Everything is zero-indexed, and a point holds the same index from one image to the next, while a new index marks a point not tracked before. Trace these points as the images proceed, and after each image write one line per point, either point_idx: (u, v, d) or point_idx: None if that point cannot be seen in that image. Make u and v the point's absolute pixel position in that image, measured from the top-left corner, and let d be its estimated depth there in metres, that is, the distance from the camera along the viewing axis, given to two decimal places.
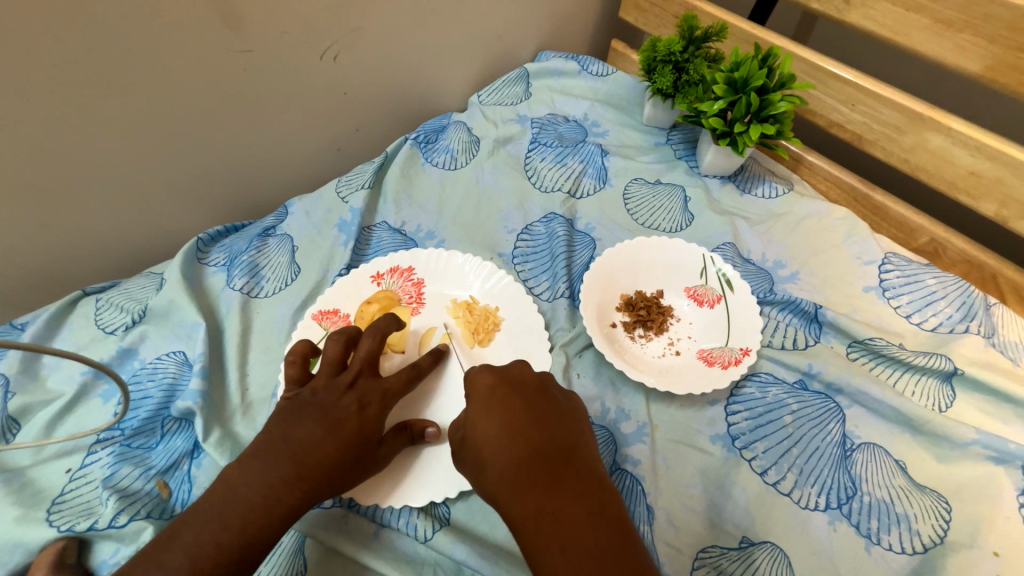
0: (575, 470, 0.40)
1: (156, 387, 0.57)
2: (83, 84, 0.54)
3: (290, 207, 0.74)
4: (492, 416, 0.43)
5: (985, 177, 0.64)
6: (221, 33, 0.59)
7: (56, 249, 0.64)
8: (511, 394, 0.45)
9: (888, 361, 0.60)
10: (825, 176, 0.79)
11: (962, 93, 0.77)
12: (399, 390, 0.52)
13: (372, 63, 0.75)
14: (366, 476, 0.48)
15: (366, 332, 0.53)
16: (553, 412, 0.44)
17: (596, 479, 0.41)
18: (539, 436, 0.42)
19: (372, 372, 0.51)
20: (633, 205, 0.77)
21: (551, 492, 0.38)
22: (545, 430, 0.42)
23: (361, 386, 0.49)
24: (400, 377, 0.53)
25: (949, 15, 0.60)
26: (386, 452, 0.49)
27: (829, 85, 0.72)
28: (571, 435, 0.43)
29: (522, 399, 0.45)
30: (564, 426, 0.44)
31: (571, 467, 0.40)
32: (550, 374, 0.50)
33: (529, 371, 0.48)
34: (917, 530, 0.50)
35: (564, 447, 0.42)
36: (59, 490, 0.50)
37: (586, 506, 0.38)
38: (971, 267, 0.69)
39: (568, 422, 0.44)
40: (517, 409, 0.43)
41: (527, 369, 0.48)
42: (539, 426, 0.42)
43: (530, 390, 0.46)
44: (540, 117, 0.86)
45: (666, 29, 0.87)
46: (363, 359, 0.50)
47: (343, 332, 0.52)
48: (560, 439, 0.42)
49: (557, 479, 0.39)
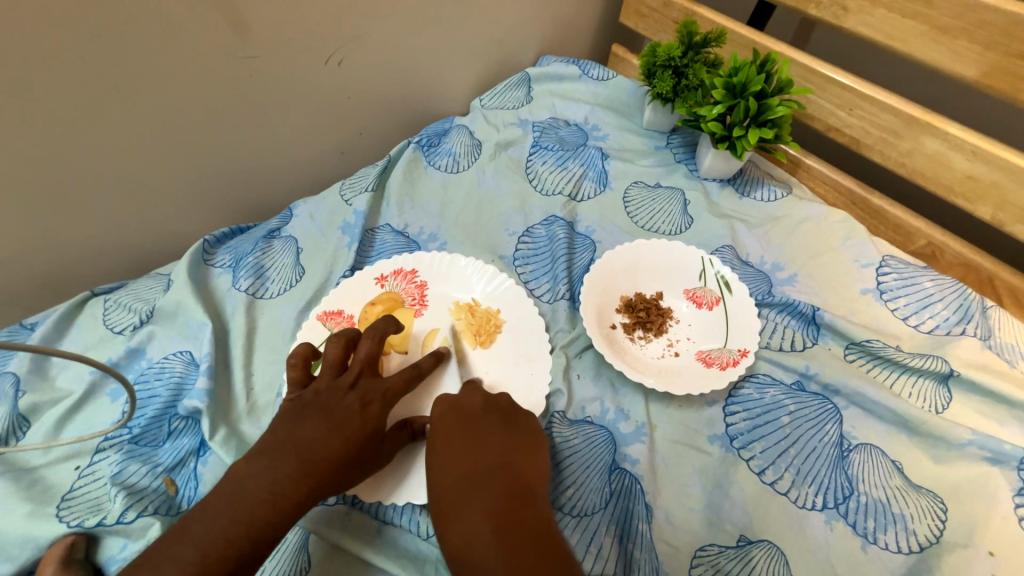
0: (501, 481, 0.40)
1: (163, 386, 0.58)
2: (93, 89, 0.55)
3: (294, 210, 0.75)
4: (435, 442, 0.46)
5: (981, 181, 0.64)
6: (227, 38, 0.60)
7: (66, 250, 0.65)
8: (455, 420, 0.47)
9: (885, 363, 0.61)
10: (823, 179, 0.79)
11: (959, 98, 0.77)
12: (401, 389, 0.53)
13: (376, 68, 0.76)
14: (371, 471, 0.49)
15: (366, 333, 0.54)
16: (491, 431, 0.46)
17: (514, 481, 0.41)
18: (467, 450, 0.43)
19: (373, 372, 0.52)
20: (633, 208, 0.78)
21: (472, 503, 0.39)
22: (475, 443, 0.44)
23: (363, 385, 0.50)
24: (401, 376, 0.53)
25: (944, 22, 0.61)
26: (388, 449, 0.50)
27: (827, 90, 0.73)
28: (506, 450, 0.44)
29: (463, 420, 0.47)
30: (501, 444, 0.44)
31: (496, 477, 0.41)
32: (504, 397, 0.52)
33: (477, 396, 0.50)
34: (912, 529, 0.50)
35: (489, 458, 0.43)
36: (68, 487, 0.51)
37: (490, 510, 0.38)
38: (968, 271, 0.70)
39: (509, 438, 0.46)
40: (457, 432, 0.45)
41: (475, 394, 0.50)
42: (468, 440, 0.44)
43: (474, 414, 0.47)
44: (541, 121, 0.88)
45: (666, 34, 0.88)
46: (363, 361, 0.51)
47: (342, 335, 0.53)
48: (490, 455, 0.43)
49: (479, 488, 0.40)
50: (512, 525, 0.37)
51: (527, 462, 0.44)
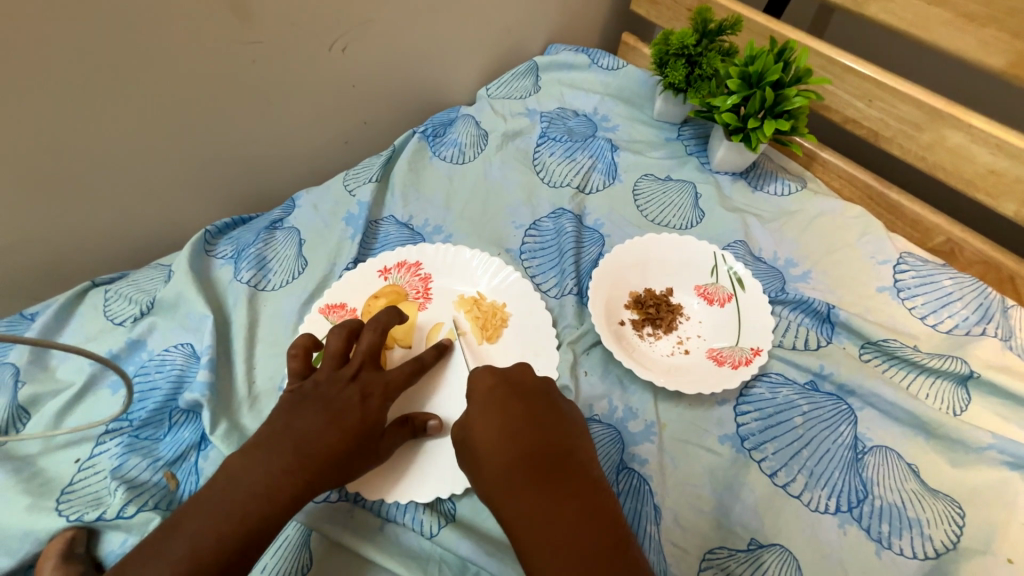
0: (574, 476, 0.39)
1: (163, 378, 0.57)
2: (92, 75, 0.54)
3: (297, 201, 0.74)
4: (491, 419, 0.42)
5: (1006, 176, 0.62)
6: (229, 24, 0.59)
7: (65, 240, 0.64)
8: (511, 397, 0.44)
9: (902, 363, 0.59)
10: (839, 173, 0.77)
11: (982, 90, 0.75)
12: (402, 382, 0.51)
13: (381, 55, 0.74)
14: (369, 467, 0.48)
15: (367, 324, 0.53)
16: (552, 415, 0.43)
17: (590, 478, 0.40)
18: (534, 438, 0.41)
19: (375, 365, 0.51)
20: (643, 201, 0.76)
21: (547, 498, 0.37)
22: (541, 431, 0.42)
23: (363, 377, 0.49)
24: (403, 370, 0.52)
25: (972, 9, 0.59)
26: (388, 445, 0.49)
27: (846, 80, 0.70)
28: (568, 437, 0.42)
29: (520, 401, 0.44)
30: (563, 429, 0.43)
31: (568, 471, 0.39)
32: (551, 378, 0.49)
33: (530, 373, 0.47)
34: (929, 534, 0.49)
35: (559, 449, 0.41)
36: (68, 480, 0.50)
37: (577, 508, 0.37)
38: (988, 269, 0.68)
39: (567, 423, 0.44)
40: (517, 413, 0.43)
41: (527, 372, 0.47)
42: (534, 426, 0.42)
43: (531, 393, 0.45)
44: (549, 111, 0.86)
45: (679, 22, 0.86)
46: (365, 353, 0.50)
47: (345, 326, 0.51)
48: (555, 442, 0.41)
49: (553, 481, 0.38)
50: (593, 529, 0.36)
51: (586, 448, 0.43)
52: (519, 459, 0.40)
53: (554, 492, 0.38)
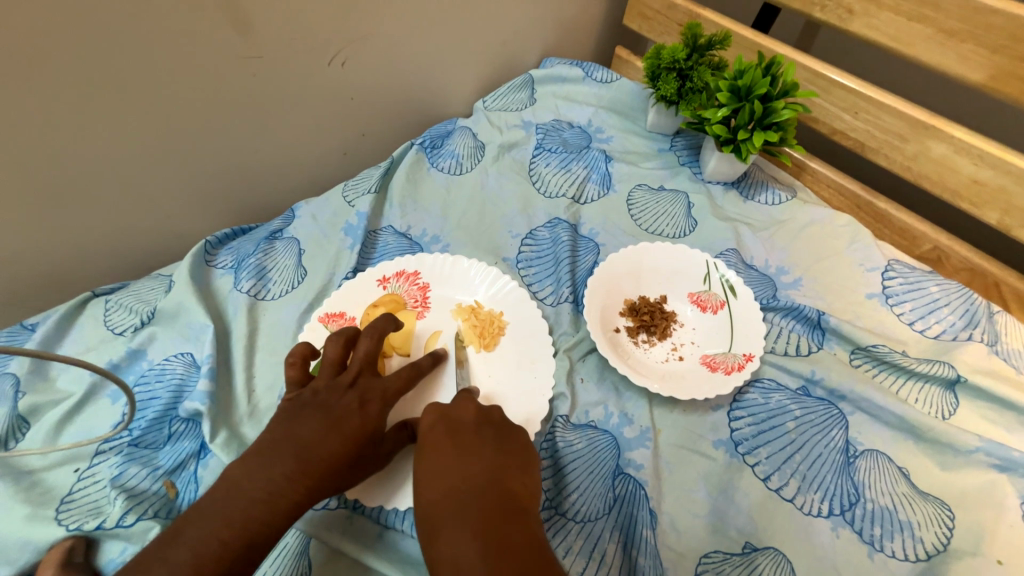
0: (498, 499, 0.39)
1: (163, 388, 0.57)
2: (99, 87, 0.55)
3: (296, 211, 0.75)
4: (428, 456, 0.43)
5: (988, 185, 0.64)
6: (231, 39, 0.60)
7: (67, 250, 0.65)
8: (446, 434, 0.45)
9: (891, 368, 0.61)
10: (828, 183, 0.79)
11: (964, 102, 0.77)
12: (401, 389, 0.52)
13: (380, 69, 0.76)
14: (371, 472, 0.49)
15: (365, 332, 0.53)
16: (491, 449, 0.44)
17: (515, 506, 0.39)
18: (463, 473, 0.41)
19: (373, 372, 0.51)
20: (637, 211, 0.78)
21: (466, 529, 0.36)
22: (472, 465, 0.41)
23: (362, 384, 0.50)
24: (401, 375, 0.53)
25: (951, 25, 0.61)
26: (387, 450, 0.50)
27: (832, 93, 0.72)
28: (498, 468, 0.42)
29: (456, 436, 0.45)
30: (500, 461, 0.43)
31: (493, 495, 0.39)
32: (497, 409, 0.50)
33: (470, 407, 0.49)
34: (919, 536, 0.50)
35: (487, 480, 0.40)
36: (68, 489, 0.50)
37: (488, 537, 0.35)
38: (974, 276, 0.69)
39: (503, 451, 0.44)
40: (449, 448, 0.43)
41: (468, 405, 0.49)
42: (466, 461, 0.42)
43: (467, 428, 0.46)
44: (544, 123, 0.87)
45: (670, 37, 0.88)
46: (362, 360, 0.51)
47: (342, 334, 0.52)
48: (484, 474, 0.41)
49: (476, 508, 0.38)
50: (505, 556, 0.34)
51: (520, 476, 0.43)
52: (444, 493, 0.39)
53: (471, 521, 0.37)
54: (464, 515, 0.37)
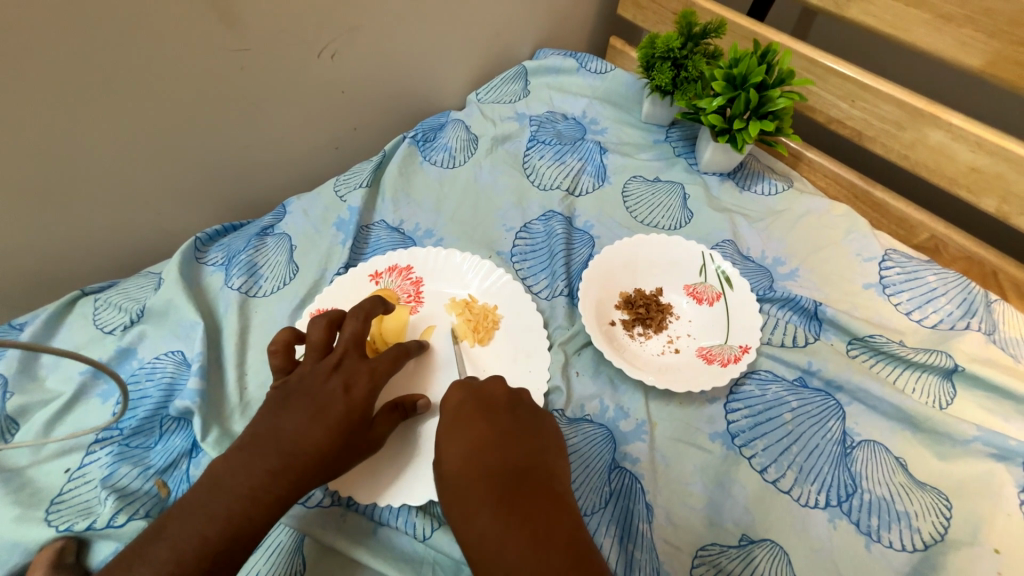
0: (537, 487, 0.39)
1: (154, 387, 0.57)
2: (83, 82, 0.54)
3: (287, 206, 0.74)
4: (457, 437, 0.43)
5: (986, 173, 0.63)
6: (217, 31, 0.59)
7: (54, 249, 0.64)
8: (476, 414, 0.45)
9: (889, 358, 0.60)
10: (825, 172, 0.78)
11: (962, 89, 0.76)
12: (389, 369, 0.51)
13: (371, 62, 0.74)
14: (364, 457, 0.48)
15: (350, 313, 0.52)
16: (523, 431, 0.43)
17: (552, 496, 0.39)
18: (497, 459, 0.40)
19: (360, 352, 0.50)
20: (632, 203, 0.77)
21: (501, 515, 0.37)
22: (505, 451, 0.41)
23: (347, 366, 0.48)
24: (388, 355, 0.52)
25: (949, 10, 0.60)
26: (378, 434, 0.49)
27: (828, 81, 0.71)
28: (532, 455, 0.42)
29: (487, 419, 0.44)
30: (532, 445, 0.43)
31: (530, 483, 0.39)
32: (525, 390, 0.49)
33: (501, 389, 0.48)
34: (917, 527, 0.49)
35: (523, 466, 0.40)
36: (58, 490, 0.50)
37: (527, 530, 0.36)
38: (971, 264, 0.69)
39: (535, 440, 0.43)
40: (480, 429, 0.43)
41: (501, 385, 0.48)
42: (499, 448, 0.41)
43: (498, 408, 0.45)
44: (538, 115, 0.86)
45: (665, 26, 0.87)
46: (348, 339, 0.49)
47: (325, 315, 0.51)
48: (517, 458, 0.41)
49: (513, 498, 0.38)
50: (548, 545, 0.35)
51: (555, 464, 0.42)
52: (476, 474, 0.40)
53: (510, 507, 0.37)
54: (501, 505, 0.37)
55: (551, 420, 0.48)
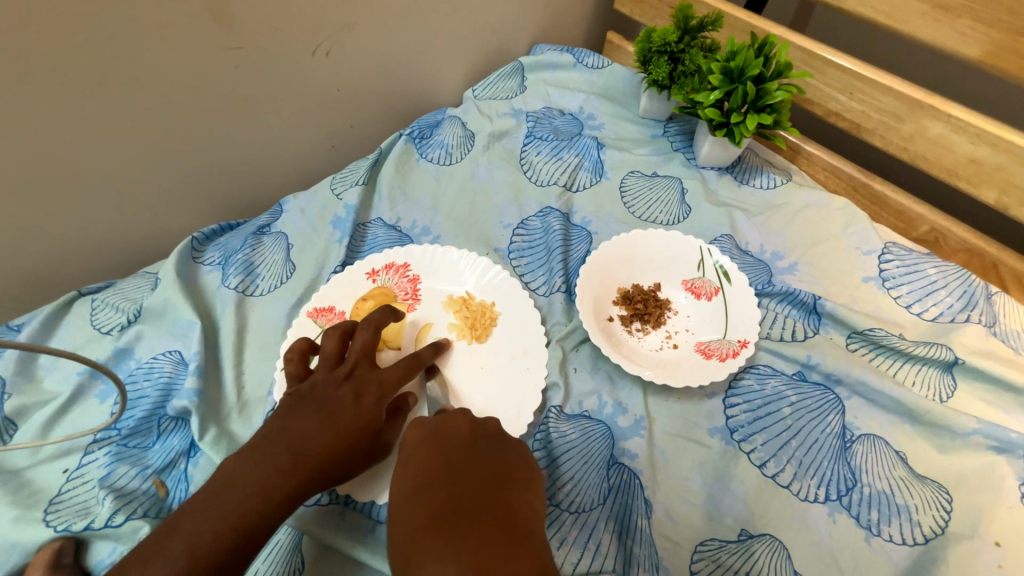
0: (493, 527, 0.33)
1: (151, 386, 0.56)
2: (78, 83, 0.54)
3: (284, 205, 0.73)
4: (408, 476, 0.38)
5: (985, 164, 0.63)
6: (212, 30, 0.59)
7: (51, 249, 0.64)
8: (431, 450, 0.40)
9: (888, 352, 0.60)
10: (824, 166, 0.78)
11: (960, 80, 0.76)
12: (399, 381, 0.50)
13: (367, 59, 0.74)
14: (374, 462, 0.48)
15: (361, 324, 0.52)
16: (481, 466, 0.38)
17: (514, 537, 0.33)
18: (451, 498, 0.35)
19: (371, 363, 0.50)
20: (630, 198, 0.76)
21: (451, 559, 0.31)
22: (461, 490, 0.36)
23: (359, 376, 0.48)
24: (399, 367, 0.51)
25: (947, 1, 0.60)
26: (388, 439, 0.49)
27: (826, 73, 0.71)
28: (496, 492, 0.36)
29: (443, 454, 0.39)
30: (494, 480, 0.37)
31: (487, 523, 0.33)
32: (493, 420, 0.45)
33: (463, 419, 0.43)
34: (917, 520, 0.49)
35: (480, 507, 0.34)
36: (56, 490, 0.50)
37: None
38: (972, 256, 0.69)
39: (497, 473, 0.38)
40: (433, 465, 0.38)
41: (462, 417, 0.44)
42: (456, 488, 0.36)
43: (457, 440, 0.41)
44: (535, 111, 0.86)
45: (661, 20, 0.86)
46: (360, 352, 0.49)
47: (338, 327, 0.51)
48: (473, 494, 0.35)
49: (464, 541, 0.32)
50: None
51: (524, 504, 0.37)
52: (426, 521, 0.34)
53: (461, 552, 0.31)
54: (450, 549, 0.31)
55: (521, 449, 0.43)
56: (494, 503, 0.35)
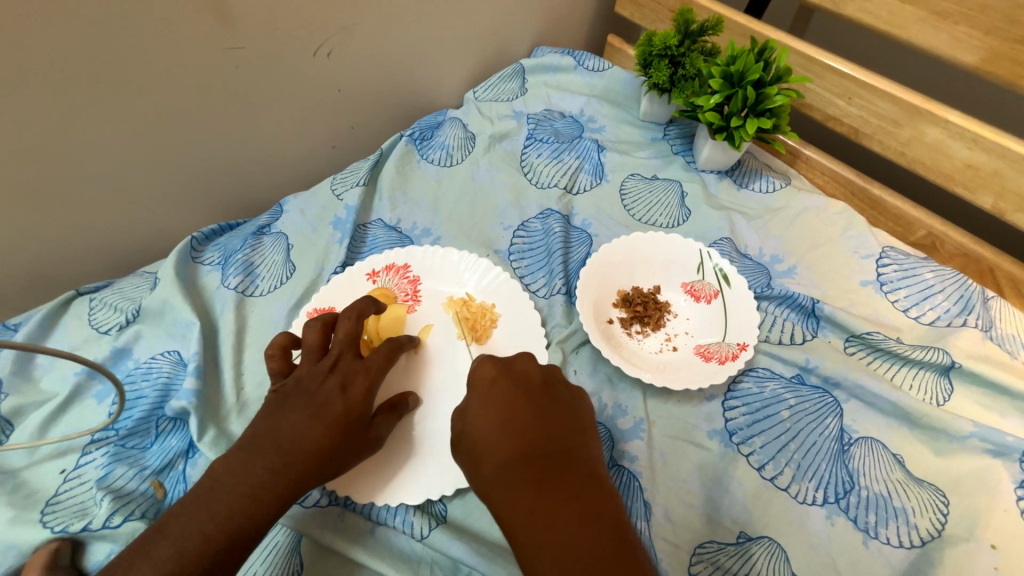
0: (576, 470, 0.40)
1: (150, 387, 0.56)
2: (77, 82, 0.54)
3: (284, 206, 0.73)
4: (491, 415, 0.43)
5: (982, 169, 0.63)
6: (212, 30, 0.59)
7: (48, 249, 0.64)
8: (513, 391, 0.44)
9: (885, 355, 0.60)
10: (822, 170, 0.78)
11: (958, 86, 0.76)
12: (384, 367, 0.50)
13: (367, 60, 0.74)
14: (366, 455, 0.48)
15: (343, 314, 0.51)
16: (557, 412, 0.44)
17: (591, 478, 0.40)
18: (538, 440, 0.41)
19: (355, 352, 0.49)
20: (630, 201, 0.77)
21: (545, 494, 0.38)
22: (545, 433, 0.41)
23: (344, 366, 0.48)
24: (385, 353, 0.51)
25: (945, 8, 0.60)
26: (379, 431, 0.49)
27: (825, 79, 0.72)
28: (571, 437, 0.42)
29: (524, 398, 0.44)
30: (568, 426, 0.43)
31: (571, 465, 0.40)
32: (554, 368, 0.49)
33: (534, 364, 0.47)
34: (914, 523, 0.49)
35: (562, 450, 0.41)
36: (53, 491, 0.50)
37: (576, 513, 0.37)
38: (968, 261, 0.69)
39: (567, 421, 0.43)
40: (519, 409, 0.43)
41: (532, 362, 0.47)
42: (540, 429, 0.41)
43: (534, 385, 0.45)
44: (535, 113, 0.86)
45: (662, 24, 0.87)
46: (343, 342, 0.49)
47: (320, 318, 0.51)
48: (559, 441, 0.41)
49: (556, 483, 0.38)
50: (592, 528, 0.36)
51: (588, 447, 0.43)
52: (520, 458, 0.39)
53: (553, 494, 0.38)
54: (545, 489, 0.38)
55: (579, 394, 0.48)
56: (573, 447, 0.41)
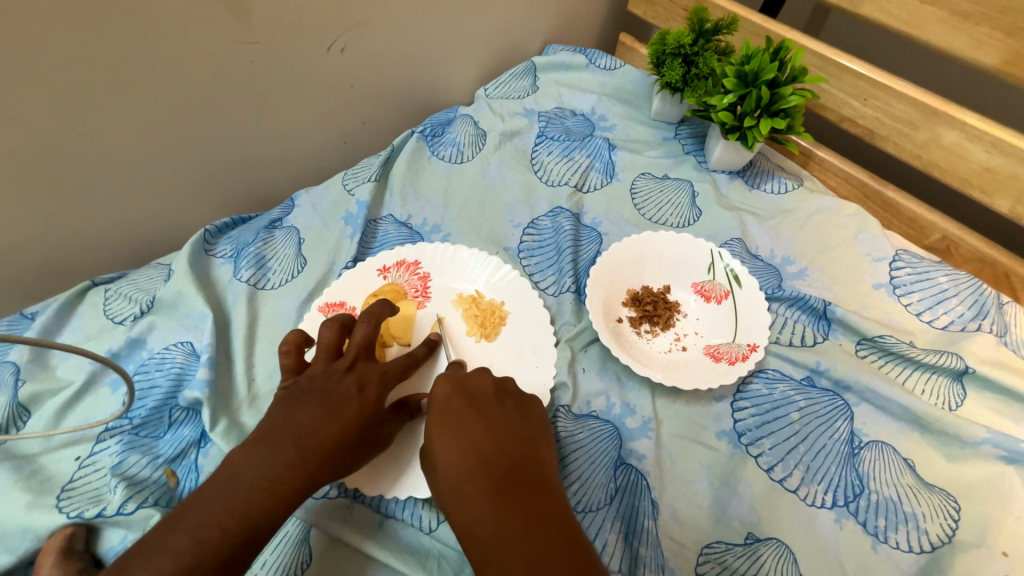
0: (529, 478, 0.39)
1: (163, 376, 0.57)
2: (96, 74, 0.54)
3: (296, 200, 0.74)
4: (446, 430, 0.43)
5: (999, 173, 0.63)
6: (228, 24, 0.59)
7: (65, 239, 0.65)
8: (464, 405, 0.45)
9: (898, 359, 0.60)
10: (835, 171, 0.78)
11: (976, 88, 0.75)
12: (398, 373, 0.52)
13: (380, 56, 0.74)
14: (374, 454, 0.49)
15: (360, 318, 0.53)
16: (512, 424, 0.44)
17: (543, 486, 0.39)
18: (492, 450, 0.41)
19: (369, 357, 0.51)
20: (640, 200, 0.76)
21: (498, 502, 0.37)
22: (499, 443, 0.42)
23: (360, 368, 0.49)
24: (398, 361, 0.53)
25: (965, 8, 0.59)
26: (389, 432, 0.50)
27: (840, 79, 0.71)
28: (523, 446, 0.42)
29: (478, 411, 0.44)
30: (522, 437, 0.43)
31: (524, 473, 0.40)
32: (509, 380, 0.50)
33: (488, 379, 0.48)
34: (924, 528, 0.49)
35: (516, 459, 0.41)
36: (68, 477, 0.50)
37: (526, 519, 0.36)
38: (984, 266, 0.68)
39: (519, 431, 0.44)
40: (471, 421, 0.43)
41: (485, 376, 0.48)
42: (494, 440, 0.42)
43: (485, 399, 0.46)
44: (546, 111, 0.86)
45: (675, 23, 0.86)
46: (359, 345, 0.51)
47: (336, 319, 0.52)
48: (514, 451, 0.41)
49: (508, 489, 0.38)
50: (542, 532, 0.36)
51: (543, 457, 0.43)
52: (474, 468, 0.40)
53: (505, 499, 0.37)
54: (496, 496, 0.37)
55: (536, 408, 0.49)
56: (526, 456, 0.41)
